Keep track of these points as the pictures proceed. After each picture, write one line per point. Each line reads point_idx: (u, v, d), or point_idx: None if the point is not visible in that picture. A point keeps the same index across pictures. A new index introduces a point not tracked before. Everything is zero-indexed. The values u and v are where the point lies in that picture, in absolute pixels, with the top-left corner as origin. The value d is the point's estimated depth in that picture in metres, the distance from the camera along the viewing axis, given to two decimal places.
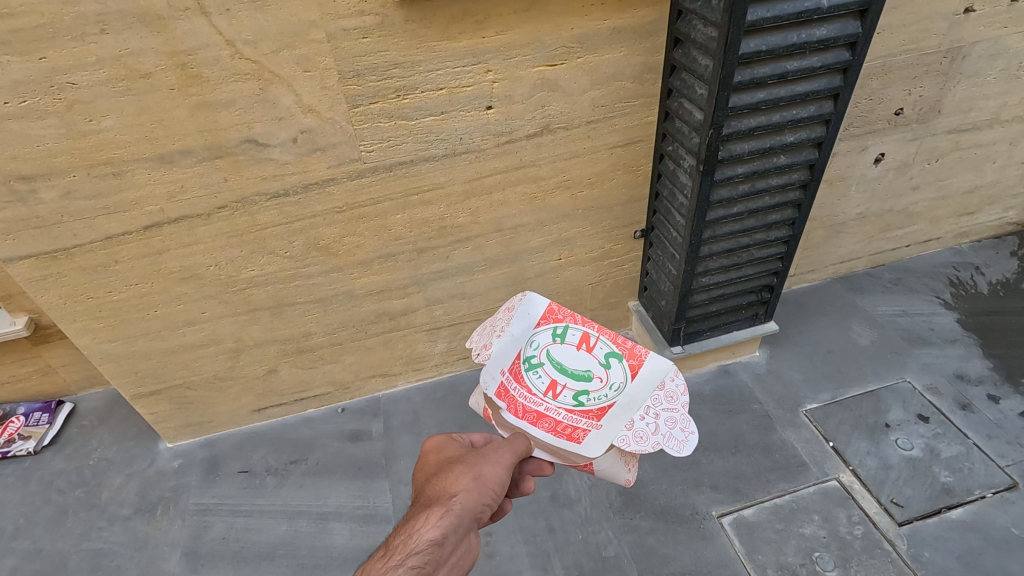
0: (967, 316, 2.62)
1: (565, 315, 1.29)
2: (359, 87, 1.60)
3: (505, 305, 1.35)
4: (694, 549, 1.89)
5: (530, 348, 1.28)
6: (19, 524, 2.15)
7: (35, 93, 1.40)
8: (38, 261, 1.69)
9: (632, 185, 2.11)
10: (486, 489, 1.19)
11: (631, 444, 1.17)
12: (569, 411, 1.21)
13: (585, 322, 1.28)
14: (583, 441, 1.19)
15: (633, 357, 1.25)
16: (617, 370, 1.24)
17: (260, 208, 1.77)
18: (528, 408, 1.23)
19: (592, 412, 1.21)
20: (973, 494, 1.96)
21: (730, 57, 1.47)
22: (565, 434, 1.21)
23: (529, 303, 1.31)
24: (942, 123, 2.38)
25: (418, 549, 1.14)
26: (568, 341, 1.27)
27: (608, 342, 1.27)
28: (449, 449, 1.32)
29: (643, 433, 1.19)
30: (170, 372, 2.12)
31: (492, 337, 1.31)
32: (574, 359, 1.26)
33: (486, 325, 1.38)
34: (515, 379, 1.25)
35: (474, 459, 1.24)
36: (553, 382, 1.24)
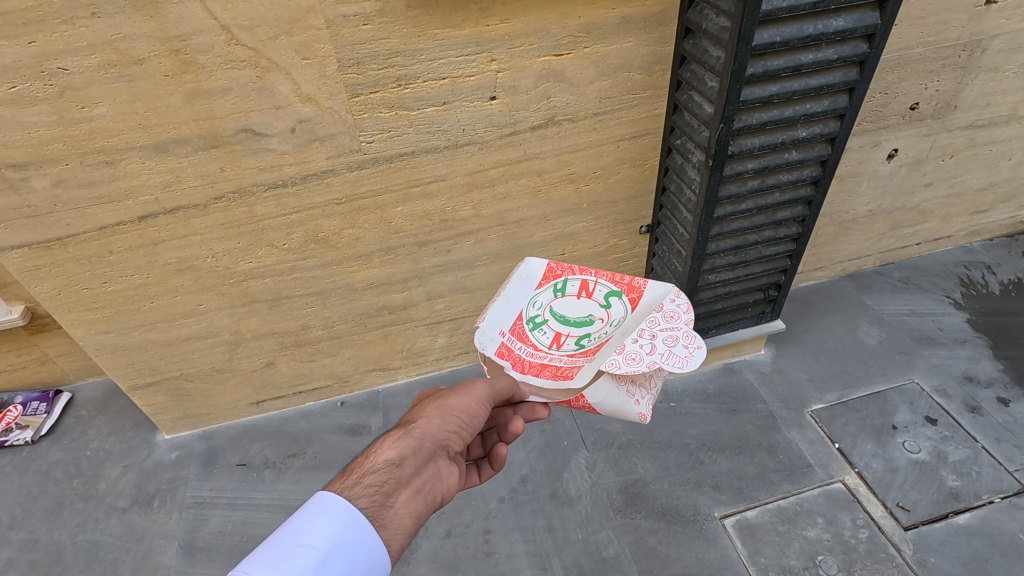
0: (977, 316, 2.57)
1: (564, 270, 1.31)
2: (359, 76, 1.55)
3: (500, 277, 1.34)
4: (695, 550, 1.86)
5: (533, 309, 1.24)
6: (15, 514, 2.14)
7: (25, 78, 1.36)
8: (31, 251, 1.66)
9: (638, 179, 2.06)
10: (450, 416, 1.22)
11: (621, 366, 1.07)
12: (570, 354, 1.17)
13: (583, 271, 1.30)
14: (576, 375, 1.14)
15: (632, 292, 1.29)
16: (618, 308, 1.26)
17: (258, 199, 1.73)
18: (532, 361, 1.17)
19: (592, 349, 1.17)
20: (981, 498, 1.92)
21: (742, 48, 1.41)
22: (565, 376, 1.15)
23: (527, 266, 1.32)
24: (957, 118, 2.32)
25: (376, 468, 1.13)
26: (568, 292, 1.27)
27: (606, 283, 1.30)
28: (425, 390, 1.35)
29: (636, 354, 1.10)
30: (167, 364, 2.10)
31: (489, 303, 1.26)
32: (574, 308, 1.25)
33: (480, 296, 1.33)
34: (518, 339, 1.20)
35: (441, 393, 1.28)
36: (557, 333, 1.20)
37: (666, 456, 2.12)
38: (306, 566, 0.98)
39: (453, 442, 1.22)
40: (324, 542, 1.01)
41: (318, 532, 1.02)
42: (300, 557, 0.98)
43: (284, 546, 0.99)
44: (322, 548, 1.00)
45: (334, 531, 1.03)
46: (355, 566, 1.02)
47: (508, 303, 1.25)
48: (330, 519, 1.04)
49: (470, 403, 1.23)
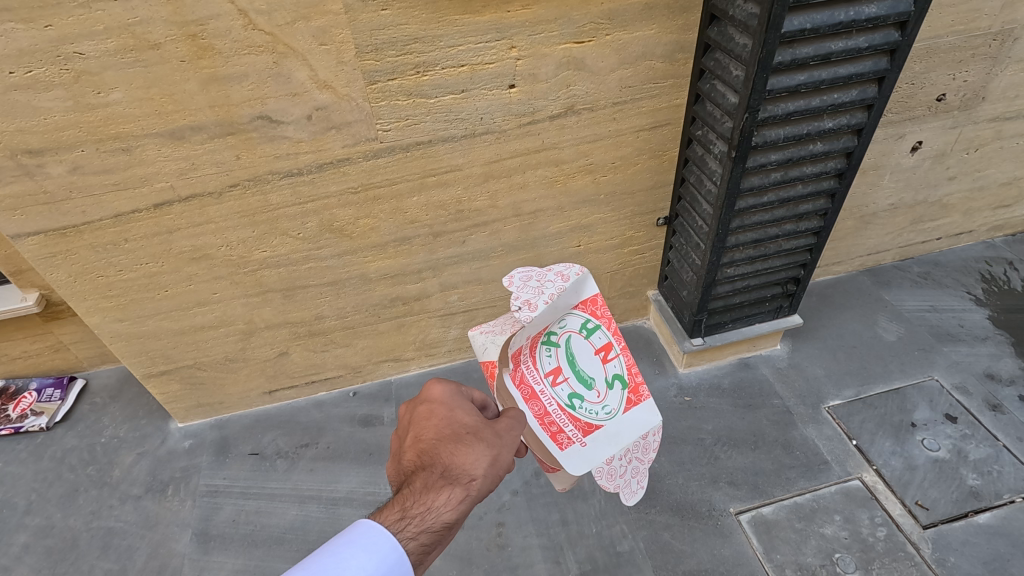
0: (999, 313, 2.53)
1: (604, 314, 1.23)
2: (377, 62, 1.52)
3: (558, 270, 1.23)
4: (711, 546, 1.85)
5: (555, 326, 1.22)
6: (31, 500, 2.15)
7: (41, 63, 1.35)
8: (46, 238, 1.65)
9: (657, 171, 2.02)
10: (502, 473, 1.14)
11: (599, 479, 1.17)
12: (560, 407, 1.20)
13: (616, 333, 1.20)
14: (564, 448, 1.21)
15: (634, 393, 1.20)
16: (616, 396, 1.20)
17: (273, 187, 1.71)
18: (526, 382, 1.23)
19: (580, 422, 1.20)
20: (1002, 498, 1.89)
21: (771, 35, 1.36)
22: (548, 428, 1.22)
23: (579, 286, 1.21)
24: (985, 110, 2.26)
25: (432, 530, 1.04)
26: (591, 340, 1.22)
27: (623, 365, 1.19)
28: (459, 415, 1.18)
29: (614, 472, 1.18)
30: (181, 352, 2.09)
31: (537, 298, 1.16)
32: (588, 360, 1.21)
33: (530, 272, 1.23)
34: (528, 349, 1.24)
35: (494, 437, 1.14)
36: (558, 368, 1.22)
37: (681, 451, 2.10)
38: None
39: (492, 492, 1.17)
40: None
41: (363, 570, 0.96)
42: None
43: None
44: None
45: (378, 573, 0.98)
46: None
47: (548, 311, 1.17)
48: (376, 557, 0.99)
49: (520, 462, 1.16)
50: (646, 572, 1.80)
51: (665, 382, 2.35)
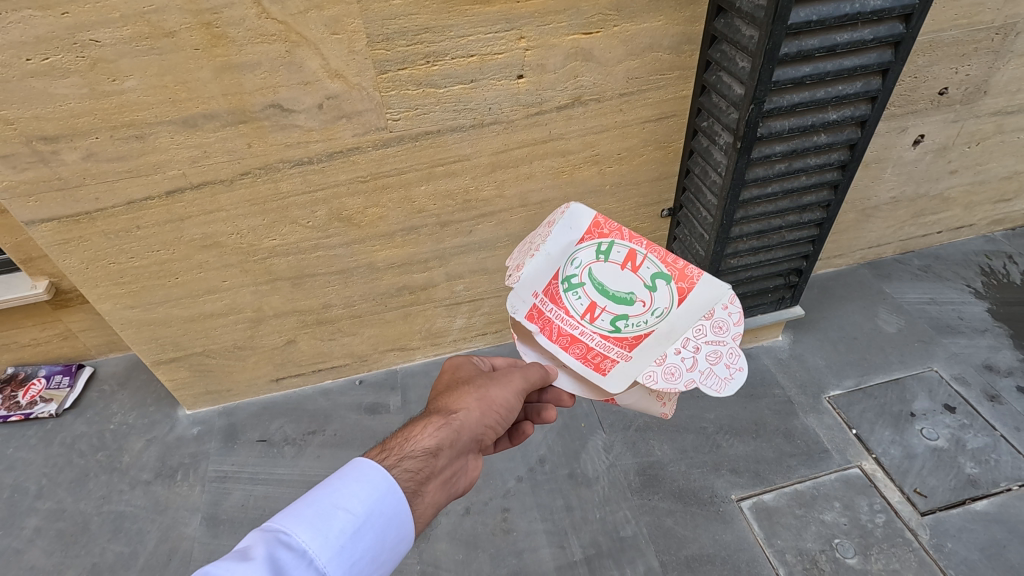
0: (998, 306, 2.55)
1: (612, 231, 1.24)
2: (387, 52, 1.54)
3: (545, 221, 1.30)
4: (713, 532, 1.88)
5: (572, 267, 1.23)
6: (42, 485, 2.18)
7: (57, 50, 1.36)
8: (59, 224, 1.67)
9: (662, 162, 2.05)
10: (490, 410, 1.21)
11: (658, 381, 1.06)
12: (603, 336, 1.16)
13: (632, 239, 1.21)
14: (609, 372, 1.13)
15: (683, 280, 1.14)
16: (663, 293, 1.15)
17: (283, 175, 1.73)
18: (563, 330, 1.19)
19: (627, 339, 1.14)
20: (999, 486, 1.93)
21: (778, 27, 1.38)
22: (593, 362, 1.16)
23: (574, 216, 1.26)
24: (986, 104, 2.28)
25: (413, 454, 1.11)
26: (612, 259, 1.21)
27: (656, 262, 1.18)
28: (461, 369, 1.32)
29: (675, 369, 1.06)
30: (190, 340, 2.12)
31: (526, 258, 1.26)
32: (615, 278, 1.20)
33: (524, 243, 1.34)
34: (552, 301, 1.21)
35: (479, 381, 1.26)
36: (592, 304, 1.19)
37: (683, 439, 2.14)
38: (343, 529, 0.99)
39: (488, 435, 1.22)
40: (361, 509, 1.02)
41: (357, 498, 1.02)
42: (337, 521, 0.99)
43: (322, 506, 1.00)
44: (358, 514, 1.01)
45: (372, 498, 1.03)
46: (386, 537, 1.03)
47: (544, 259, 1.24)
48: (368, 486, 1.04)
49: (511, 398, 1.22)
50: (649, 556, 1.83)
51: None
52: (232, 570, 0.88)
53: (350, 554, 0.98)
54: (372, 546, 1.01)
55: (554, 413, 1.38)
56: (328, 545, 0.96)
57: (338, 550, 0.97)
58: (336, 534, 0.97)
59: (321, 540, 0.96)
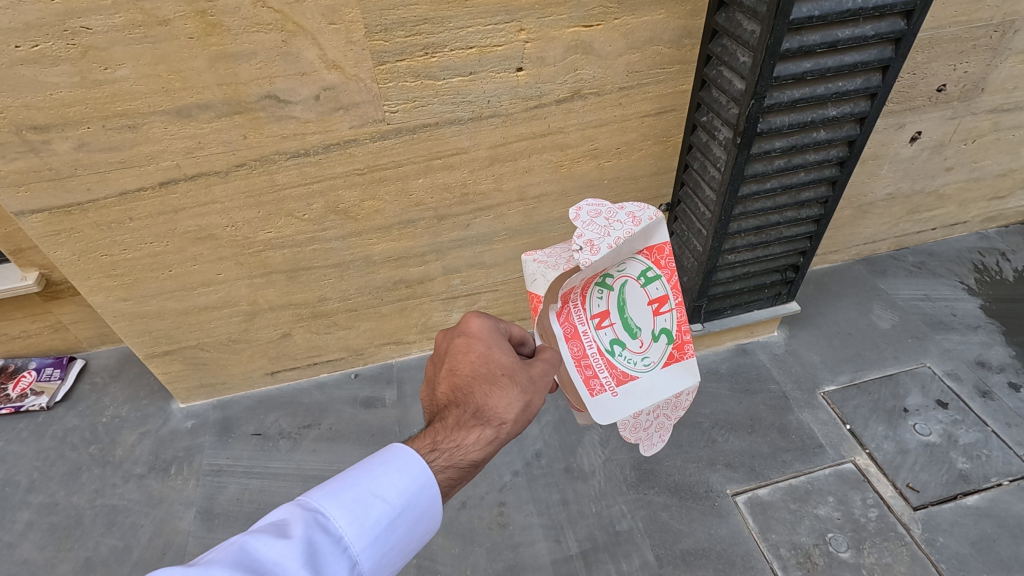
0: (991, 302, 2.57)
1: (668, 264, 1.13)
2: (386, 43, 1.52)
3: (633, 210, 1.06)
4: (708, 526, 1.89)
5: (615, 269, 1.12)
6: (34, 478, 2.16)
7: (47, 37, 1.33)
8: (50, 215, 1.65)
9: (661, 156, 2.04)
10: (533, 416, 1.16)
11: (625, 431, 1.16)
12: (599, 351, 1.15)
13: (675, 287, 1.13)
14: (594, 394, 1.15)
15: (678, 349, 1.18)
16: (658, 350, 1.17)
17: (279, 167, 1.71)
18: (571, 320, 1.15)
19: (615, 369, 1.16)
20: (990, 481, 1.95)
21: (780, 22, 1.37)
22: (582, 370, 1.16)
23: (653, 229, 1.08)
24: (984, 102, 2.29)
25: (459, 465, 1.07)
26: (647, 288, 1.14)
27: (674, 321, 1.16)
28: (501, 355, 1.14)
29: (637, 425, 1.17)
30: (184, 333, 2.10)
31: (603, 241, 1.02)
32: (639, 308, 1.14)
33: (599, 206, 1.07)
34: (580, 289, 1.13)
35: (529, 380, 1.12)
36: (606, 312, 1.14)
37: (678, 434, 2.14)
38: (378, 519, 0.99)
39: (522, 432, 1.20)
40: (397, 500, 1.02)
41: (394, 489, 1.02)
42: (373, 510, 0.99)
43: (361, 491, 1.00)
44: (394, 506, 1.01)
45: (409, 491, 1.03)
46: (414, 530, 1.04)
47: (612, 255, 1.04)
48: (408, 478, 1.03)
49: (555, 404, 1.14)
50: (645, 550, 1.84)
51: None
52: (273, 547, 0.89)
53: (382, 544, 0.99)
54: (401, 538, 1.02)
55: None
56: (363, 533, 0.97)
57: (372, 539, 0.98)
58: (371, 524, 0.98)
59: (357, 528, 0.96)
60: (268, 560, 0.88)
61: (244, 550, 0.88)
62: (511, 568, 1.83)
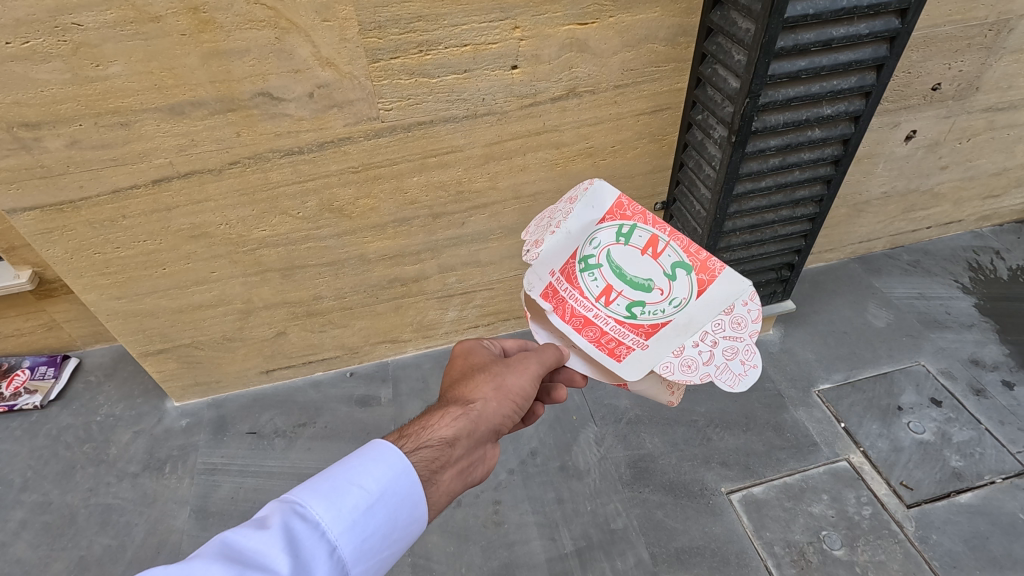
0: (985, 300, 2.58)
1: (635, 213, 1.23)
2: (380, 40, 1.52)
3: (567, 196, 1.29)
4: (703, 524, 1.89)
5: (590, 248, 1.22)
6: (27, 477, 2.15)
7: (38, 33, 1.32)
8: (43, 213, 1.64)
9: (656, 155, 2.04)
10: (507, 399, 1.20)
11: (674, 373, 1.08)
12: (618, 321, 1.16)
13: (656, 225, 1.21)
14: (623, 359, 1.14)
15: (703, 272, 1.16)
16: (682, 284, 1.16)
17: (273, 165, 1.70)
18: (576, 312, 1.19)
19: (643, 327, 1.15)
20: (983, 479, 1.96)
21: (774, 20, 1.37)
22: (608, 347, 1.16)
23: (596, 195, 1.25)
24: (978, 101, 2.29)
25: (429, 442, 1.10)
26: (633, 243, 1.21)
27: (678, 251, 1.18)
28: (477, 356, 1.31)
29: (692, 360, 1.08)
30: (178, 331, 2.09)
31: (546, 233, 1.24)
32: (635, 264, 1.19)
33: (542, 216, 1.31)
34: (568, 280, 1.21)
35: (498, 369, 1.23)
36: (608, 287, 1.18)
37: (674, 432, 2.15)
38: (357, 505, 0.98)
39: (507, 424, 1.21)
40: (375, 487, 1.00)
41: (371, 476, 1.01)
42: (350, 496, 0.98)
43: (337, 481, 0.99)
44: (373, 492, 1.00)
45: (387, 478, 1.02)
46: (397, 517, 1.02)
47: (564, 237, 1.23)
48: (384, 464, 1.03)
49: (526, 386, 1.20)
50: (640, 548, 1.84)
51: None
52: (250, 538, 0.90)
53: (362, 530, 0.97)
54: (384, 525, 1.00)
55: (563, 392, 1.38)
56: (341, 519, 0.96)
57: (351, 526, 0.96)
58: (349, 510, 0.97)
59: (334, 514, 0.95)
60: (247, 550, 0.88)
61: (223, 544, 0.89)
62: (506, 566, 1.83)
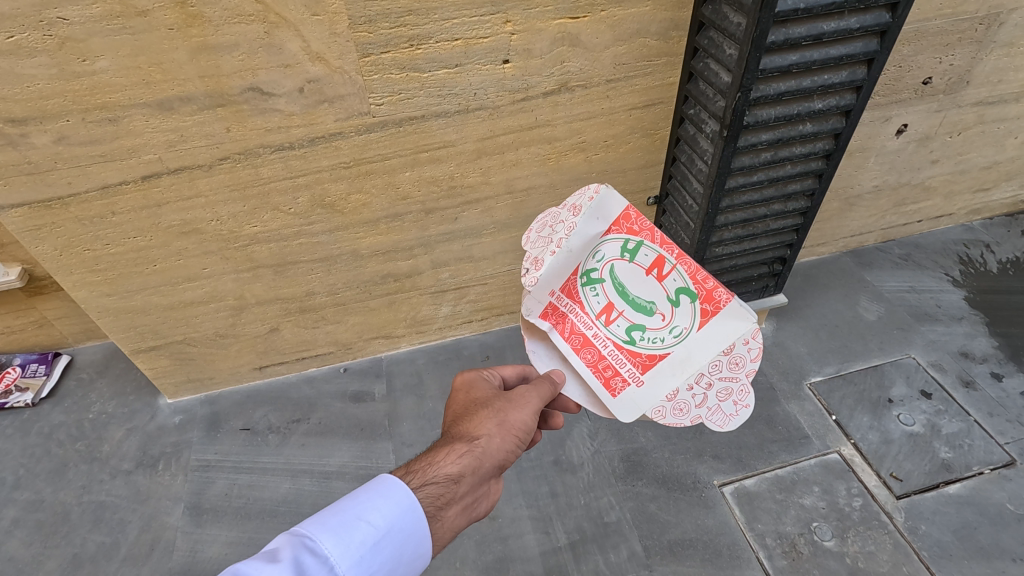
0: (975, 294, 2.60)
1: (643, 228, 1.18)
2: (370, 34, 1.51)
3: (571, 204, 1.25)
4: (695, 516, 1.91)
5: (593, 262, 1.21)
6: (19, 475, 2.15)
7: (23, 28, 1.31)
8: (31, 210, 1.62)
9: (649, 150, 2.04)
10: (509, 435, 1.20)
11: (665, 416, 1.05)
12: (616, 346, 1.13)
13: (663, 244, 1.15)
14: (618, 392, 1.11)
15: (707, 302, 1.08)
16: (684, 312, 1.10)
17: (264, 161, 1.69)
18: (577, 329, 1.18)
19: (640, 357, 1.11)
20: (972, 470, 1.98)
21: (765, 15, 1.37)
22: (603, 374, 1.14)
23: (601, 206, 1.22)
24: (968, 95, 2.30)
25: (434, 480, 1.12)
26: (637, 261, 1.17)
27: (683, 276, 1.12)
28: (478, 389, 1.29)
29: (683, 404, 1.05)
30: (170, 328, 2.08)
31: (547, 249, 1.22)
32: (638, 285, 1.15)
33: (545, 222, 1.29)
34: (569, 296, 1.21)
35: (501, 403, 1.23)
36: (609, 305, 1.17)
37: (667, 426, 2.16)
38: (364, 541, 1.02)
39: (510, 459, 1.21)
40: (382, 523, 1.05)
41: (379, 512, 1.05)
42: (358, 532, 1.02)
43: (346, 517, 1.03)
44: (380, 528, 1.04)
45: (394, 514, 1.06)
46: (402, 552, 1.06)
47: (565, 254, 1.21)
48: (392, 502, 1.07)
49: (529, 421, 1.20)
50: (633, 541, 1.85)
51: None
52: (262, 570, 0.93)
53: (368, 566, 1.01)
54: (390, 559, 1.04)
55: (560, 420, 1.38)
56: (349, 554, 1.00)
57: (357, 561, 1.00)
58: (357, 545, 1.01)
59: (343, 549, 1.00)
60: None
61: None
62: (500, 560, 1.84)
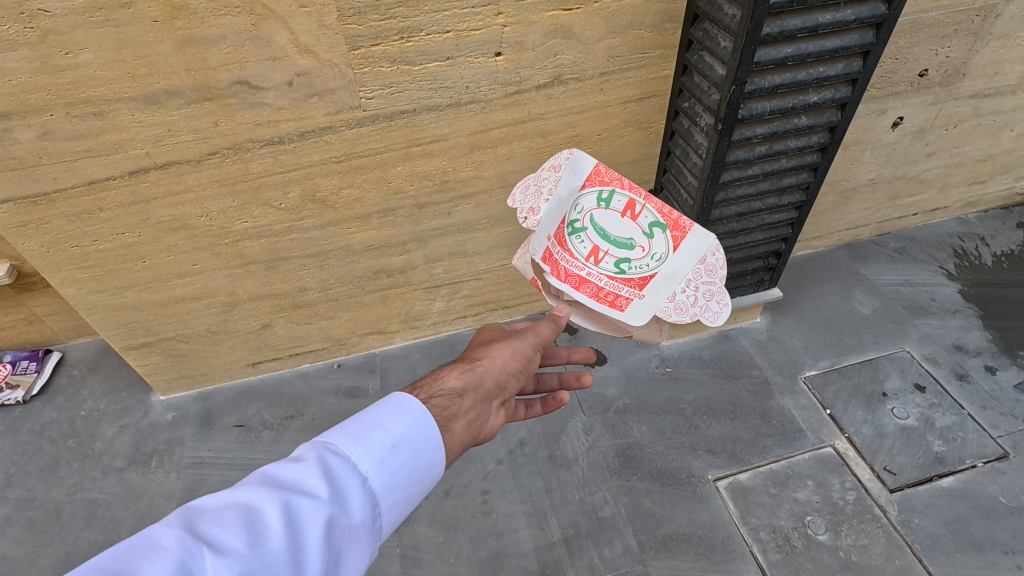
0: (969, 287, 2.60)
1: (612, 178, 1.32)
2: (359, 26, 1.48)
3: (551, 164, 1.38)
4: (689, 511, 1.91)
5: (575, 213, 1.34)
6: (11, 473, 2.13)
7: (4, 20, 1.28)
8: (17, 206, 1.60)
9: (644, 144, 2.02)
10: (512, 359, 1.28)
11: (671, 316, 1.27)
12: (610, 278, 1.30)
13: (631, 189, 1.29)
14: (625, 309, 1.30)
15: (676, 229, 1.26)
16: (659, 241, 1.27)
17: (253, 155, 1.67)
18: (571, 272, 1.33)
19: (633, 280, 1.30)
20: (965, 463, 1.98)
21: (759, 7, 1.35)
22: (607, 300, 1.31)
23: (577, 164, 1.35)
24: (964, 87, 2.29)
25: (441, 392, 1.14)
26: (612, 207, 1.31)
27: (653, 212, 1.28)
28: (484, 334, 1.39)
29: (683, 305, 1.27)
30: (161, 324, 2.06)
31: (539, 202, 1.38)
32: (617, 226, 1.30)
33: (530, 181, 1.43)
34: (560, 244, 1.35)
35: (505, 338, 1.34)
36: (595, 248, 1.32)
37: (661, 421, 2.16)
38: (382, 446, 1.00)
39: (509, 387, 1.27)
40: (399, 430, 1.03)
41: (396, 421, 1.04)
42: (377, 436, 1.01)
43: (365, 423, 1.02)
44: (397, 434, 1.03)
45: (410, 423, 1.05)
46: (420, 457, 1.04)
47: (554, 206, 1.36)
48: (408, 412, 1.06)
49: (528, 349, 1.31)
50: (627, 536, 1.86)
51: (647, 353, 2.39)
52: (288, 470, 0.95)
53: (389, 468, 1.00)
54: (408, 463, 1.02)
55: (565, 394, 1.47)
56: (369, 456, 0.99)
57: (377, 463, 0.99)
58: (376, 448, 1.00)
59: (362, 450, 0.99)
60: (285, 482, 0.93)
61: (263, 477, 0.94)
62: (495, 555, 1.84)
